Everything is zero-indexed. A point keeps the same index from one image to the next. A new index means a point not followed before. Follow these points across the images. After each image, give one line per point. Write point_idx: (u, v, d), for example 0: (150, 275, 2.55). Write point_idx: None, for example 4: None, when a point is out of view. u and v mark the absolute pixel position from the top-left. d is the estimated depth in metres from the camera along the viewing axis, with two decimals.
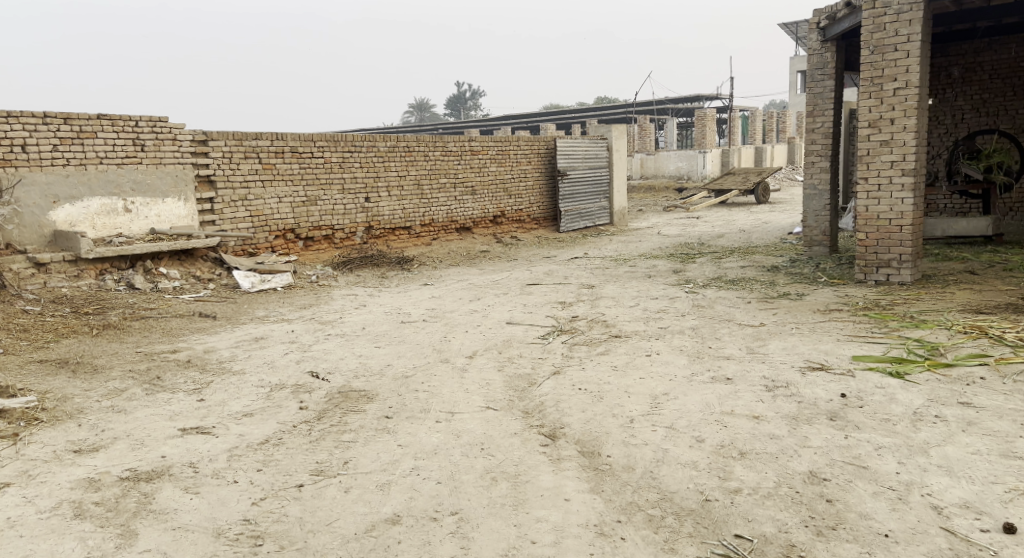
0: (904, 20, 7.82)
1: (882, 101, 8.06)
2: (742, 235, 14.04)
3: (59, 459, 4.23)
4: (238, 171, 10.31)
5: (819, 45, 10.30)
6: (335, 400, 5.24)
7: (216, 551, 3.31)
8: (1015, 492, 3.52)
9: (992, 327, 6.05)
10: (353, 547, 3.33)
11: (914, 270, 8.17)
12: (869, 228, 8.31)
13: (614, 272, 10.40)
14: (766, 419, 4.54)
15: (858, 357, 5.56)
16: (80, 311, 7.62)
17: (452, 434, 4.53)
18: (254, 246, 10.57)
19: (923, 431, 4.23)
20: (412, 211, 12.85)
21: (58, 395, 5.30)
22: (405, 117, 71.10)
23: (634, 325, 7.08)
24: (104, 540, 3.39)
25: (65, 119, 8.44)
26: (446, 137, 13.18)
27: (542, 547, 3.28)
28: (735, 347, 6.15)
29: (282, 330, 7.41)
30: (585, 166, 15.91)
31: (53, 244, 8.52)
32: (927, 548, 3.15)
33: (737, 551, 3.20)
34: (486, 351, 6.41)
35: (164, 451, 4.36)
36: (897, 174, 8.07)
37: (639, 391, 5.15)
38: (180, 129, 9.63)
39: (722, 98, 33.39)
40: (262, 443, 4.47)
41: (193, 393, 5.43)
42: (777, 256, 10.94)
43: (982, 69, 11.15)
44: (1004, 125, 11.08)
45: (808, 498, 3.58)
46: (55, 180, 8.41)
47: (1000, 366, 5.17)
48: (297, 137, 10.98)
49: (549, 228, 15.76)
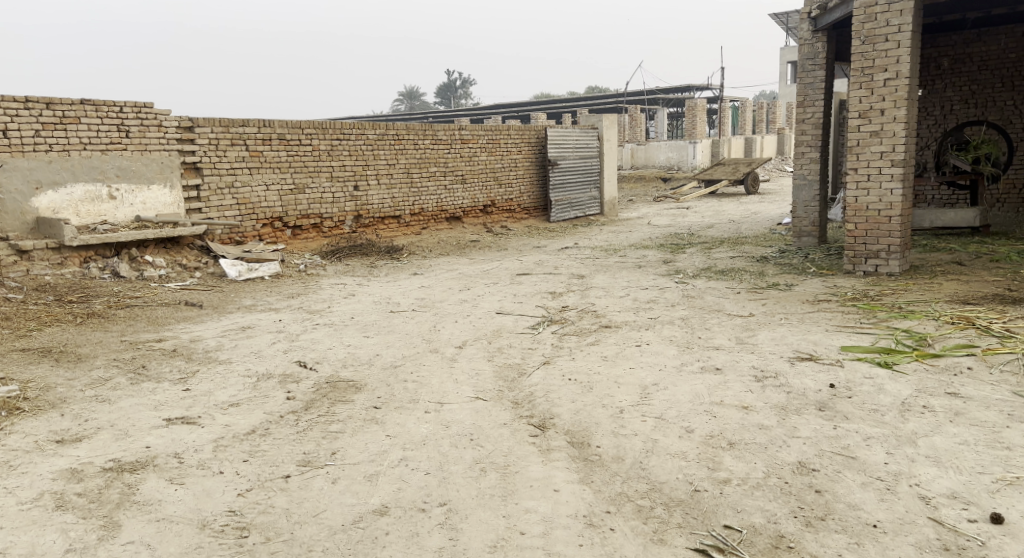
0: (896, 10, 7.81)
1: (872, 91, 8.04)
2: (732, 225, 14.04)
3: (41, 449, 4.17)
4: (225, 158, 10.19)
5: (810, 35, 10.28)
6: (323, 390, 5.19)
7: (201, 544, 3.27)
8: (1002, 482, 3.53)
9: (980, 317, 6.07)
10: (340, 538, 3.29)
11: (902, 262, 8.20)
12: (857, 219, 8.33)
13: (603, 262, 10.37)
14: (755, 410, 4.53)
15: (847, 348, 5.56)
16: (64, 299, 7.54)
17: (441, 425, 4.50)
18: (241, 235, 10.47)
19: (912, 421, 4.24)
20: (402, 200, 12.76)
21: (41, 383, 5.24)
22: (395, 105, 70.89)
23: (624, 315, 7.07)
24: (86, 532, 3.35)
25: (48, 104, 8.30)
26: (435, 126, 13.07)
27: (531, 538, 3.27)
28: (724, 337, 6.14)
29: (269, 318, 7.35)
30: (576, 155, 15.87)
31: (35, 231, 8.39)
32: (915, 538, 3.15)
33: (726, 542, 3.18)
34: (476, 340, 6.38)
35: (149, 441, 4.31)
36: (887, 165, 8.07)
37: (628, 381, 5.13)
38: (166, 115, 9.51)
39: (711, 88, 33.39)
40: (248, 434, 4.42)
41: (179, 383, 5.37)
42: (766, 247, 10.95)
43: (971, 60, 11.18)
44: (992, 116, 11.14)
45: (797, 488, 3.57)
46: (37, 166, 8.29)
47: (987, 357, 5.19)
48: (284, 124, 10.88)
49: (539, 218, 15.70)
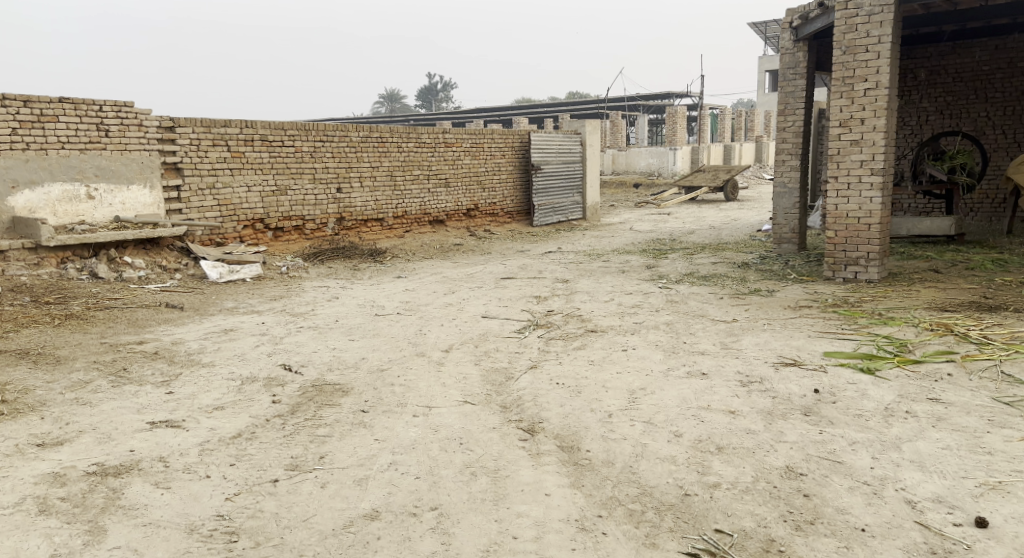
0: (876, 22, 7.94)
1: (853, 101, 8.16)
2: (712, 231, 14.17)
3: (22, 453, 4.09)
4: (205, 158, 10.08)
5: (791, 44, 10.42)
6: (308, 394, 5.15)
7: (189, 548, 3.22)
8: (985, 486, 3.59)
9: (958, 324, 6.18)
10: (331, 543, 3.27)
11: (881, 269, 8.30)
12: (838, 226, 8.46)
13: (587, 267, 10.40)
14: (743, 414, 4.57)
15: (829, 353, 5.63)
16: (41, 300, 7.41)
17: (430, 429, 4.48)
18: (221, 236, 10.35)
19: (896, 427, 4.30)
20: (385, 202, 12.72)
21: (19, 386, 5.14)
22: (376, 108, 70.67)
23: (610, 320, 7.09)
24: (71, 537, 3.28)
25: (25, 102, 8.17)
26: (419, 129, 13.05)
27: (523, 542, 3.26)
28: (709, 342, 6.19)
29: (252, 321, 7.27)
30: (559, 160, 15.92)
31: (11, 231, 8.25)
32: (903, 542, 3.20)
33: (717, 545, 3.21)
34: (462, 344, 6.36)
35: (132, 444, 4.25)
36: (867, 174, 8.19)
37: (616, 385, 5.15)
38: (146, 115, 9.40)
39: (692, 96, 33.66)
40: (234, 438, 4.37)
41: (161, 385, 5.30)
42: (746, 253, 11.06)
43: (947, 72, 11.42)
44: (967, 126, 11.35)
45: (786, 492, 3.61)
46: (14, 164, 8.15)
47: (966, 363, 5.28)
48: (267, 125, 10.80)
49: (522, 222, 15.72)
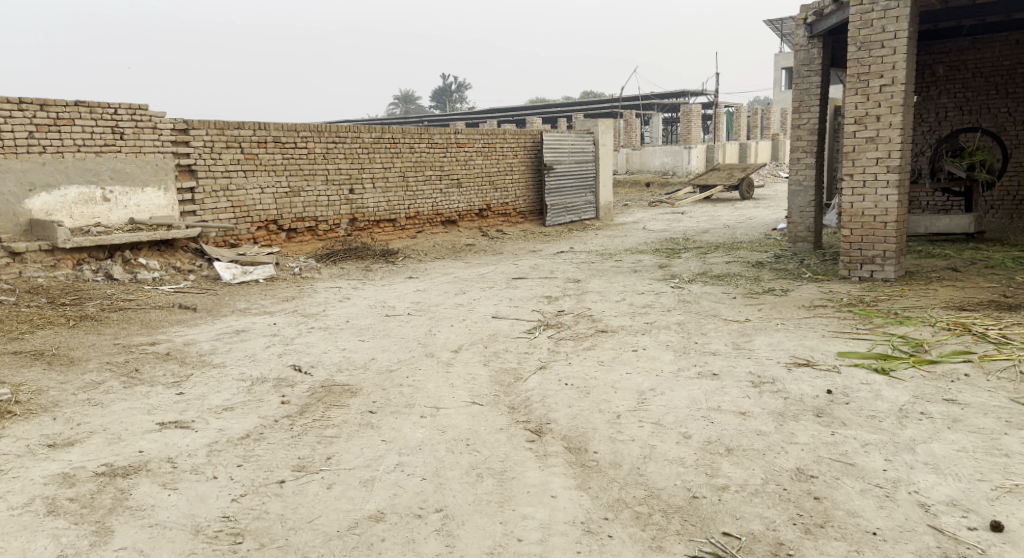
0: (892, 17, 7.81)
1: (868, 97, 8.06)
2: (727, 230, 13.98)
3: (33, 453, 4.13)
4: (219, 161, 10.14)
5: (806, 41, 10.29)
6: (317, 395, 5.15)
7: (194, 550, 3.22)
8: (1002, 489, 3.52)
9: (976, 324, 6.07)
10: (336, 545, 3.26)
11: (898, 267, 8.19)
12: (854, 225, 8.34)
13: (599, 266, 10.36)
14: (754, 415, 4.51)
15: (843, 353, 5.55)
16: (57, 301, 7.47)
17: (437, 429, 4.47)
18: (235, 238, 10.41)
19: (910, 428, 4.23)
20: (397, 203, 12.73)
21: (33, 387, 5.19)
22: (390, 109, 71.00)
23: (620, 320, 7.03)
24: (78, 538, 3.30)
25: (42, 105, 8.26)
26: (431, 129, 13.04)
27: (528, 545, 3.24)
28: (721, 342, 6.12)
29: (264, 322, 7.31)
30: (572, 160, 15.85)
31: (28, 233, 8.35)
32: (915, 546, 3.14)
33: (725, 549, 3.17)
34: (472, 345, 6.34)
35: (142, 445, 4.27)
36: (883, 171, 8.08)
37: (625, 386, 5.11)
38: (161, 117, 9.48)
39: (708, 95, 33.47)
40: (242, 438, 4.38)
41: (172, 386, 5.34)
42: (761, 252, 10.94)
43: (965, 67, 11.24)
44: (987, 122, 11.17)
45: (796, 495, 3.55)
46: (31, 167, 8.24)
47: (984, 363, 5.19)
48: (280, 127, 10.84)
49: (534, 221, 15.68)
